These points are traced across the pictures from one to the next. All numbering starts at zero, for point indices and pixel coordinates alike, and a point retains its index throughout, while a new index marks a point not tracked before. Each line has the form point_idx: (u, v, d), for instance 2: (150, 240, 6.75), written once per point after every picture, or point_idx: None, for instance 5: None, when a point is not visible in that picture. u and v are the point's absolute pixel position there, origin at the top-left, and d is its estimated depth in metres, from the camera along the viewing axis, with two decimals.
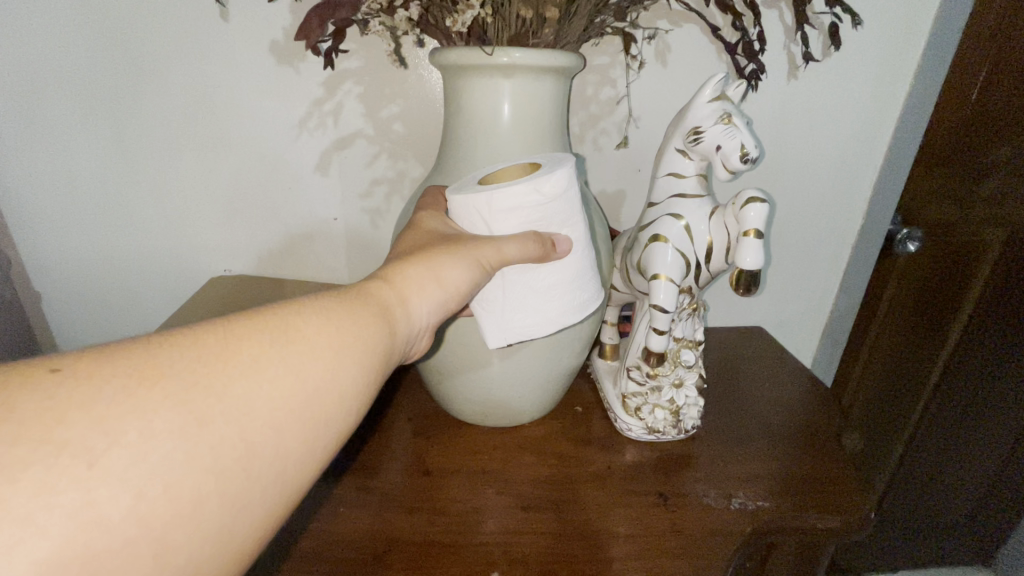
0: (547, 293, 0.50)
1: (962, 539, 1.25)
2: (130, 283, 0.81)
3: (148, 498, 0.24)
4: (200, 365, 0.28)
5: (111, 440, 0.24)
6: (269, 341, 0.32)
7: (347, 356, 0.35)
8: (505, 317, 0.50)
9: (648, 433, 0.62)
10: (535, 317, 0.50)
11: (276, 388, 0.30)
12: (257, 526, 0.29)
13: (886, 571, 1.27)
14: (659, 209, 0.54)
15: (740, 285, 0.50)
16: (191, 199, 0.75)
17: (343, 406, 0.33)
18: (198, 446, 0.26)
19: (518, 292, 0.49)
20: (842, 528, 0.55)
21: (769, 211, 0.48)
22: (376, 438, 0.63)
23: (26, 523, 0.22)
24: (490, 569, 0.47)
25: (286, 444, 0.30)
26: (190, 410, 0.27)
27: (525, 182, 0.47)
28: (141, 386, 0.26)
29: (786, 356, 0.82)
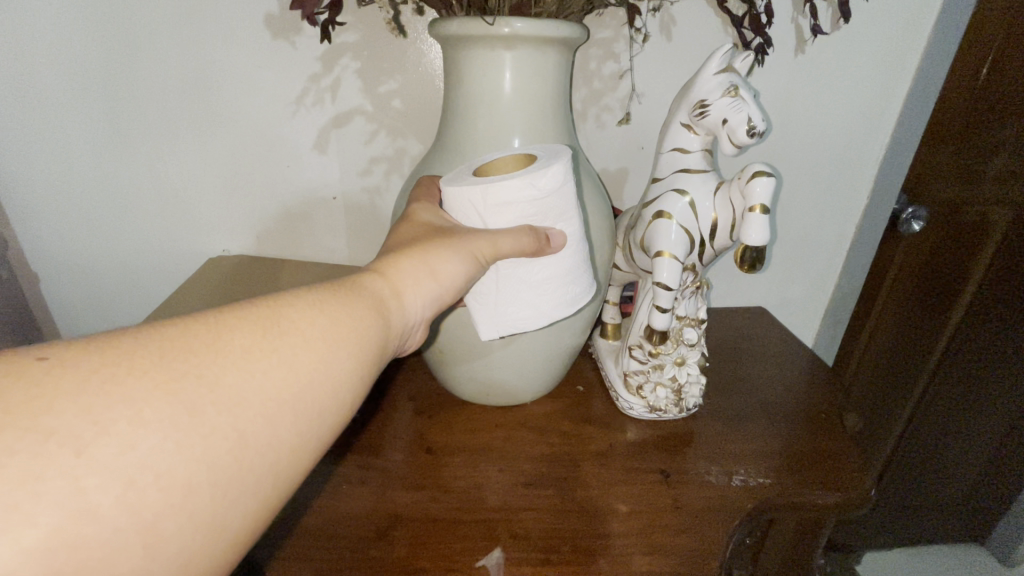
0: (540, 287, 0.50)
1: (958, 517, 1.27)
2: (128, 264, 0.80)
3: (138, 487, 0.24)
4: (190, 354, 0.28)
5: (100, 429, 0.24)
6: (262, 333, 0.31)
7: (341, 348, 0.34)
8: (498, 310, 0.51)
9: (649, 411, 0.62)
10: (528, 310, 0.51)
11: (269, 379, 0.29)
12: (256, 506, 0.28)
13: (882, 548, 1.29)
14: (664, 185, 0.53)
15: (744, 262, 0.49)
16: (188, 178, 0.74)
17: (337, 397, 0.33)
18: (189, 436, 0.26)
19: (511, 285, 0.50)
20: (842, 504, 0.55)
21: (776, 186, 0.47)
22: (378, 418, 0.63)
23: (15, 509, 0.21)
24: (493, 545, 0.48)
25: (279, 436, 0.29)
26: (180, 399, 0.26)
27: (520, 176, 0.46)
28: (131, 374, 0.26)
29: (787, 335, 0.81)
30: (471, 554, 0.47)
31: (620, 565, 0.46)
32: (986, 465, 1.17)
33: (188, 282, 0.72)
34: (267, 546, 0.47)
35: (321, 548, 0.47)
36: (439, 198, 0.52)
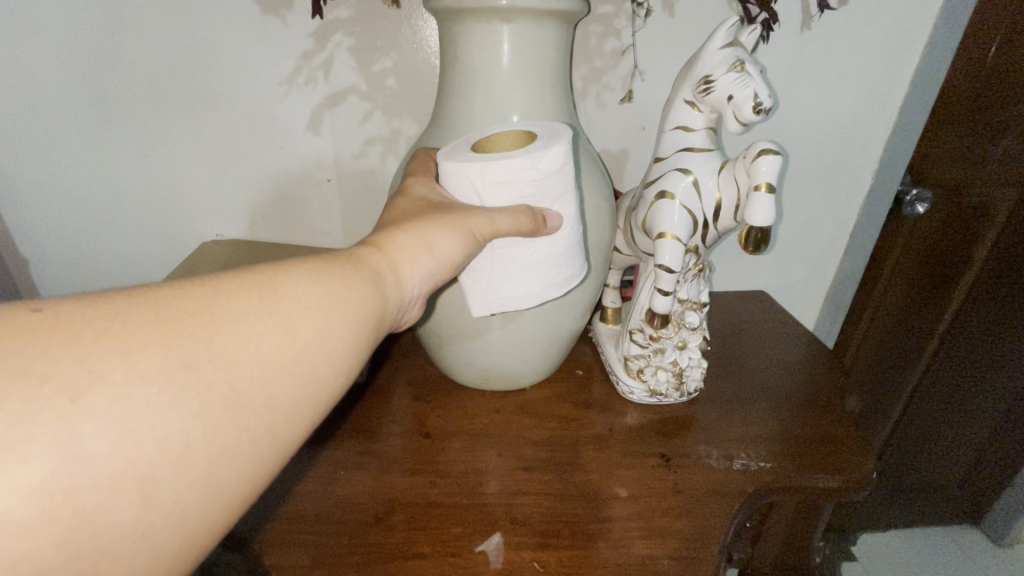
0: (534, 268, 0.49)
1: (951, 498, 1.28)
2: (120, 248, 0.78)
3: (135, 437, 0.23)
4: (187, 311, 0.27)
5: (95, 377, 0.23)
6: (259, 296, 0.30)
7: (339, 316, 0.33)
8: (490, 288, 0.50)
9: (649, 395, 0.62)
10: (520, 290, 0.50)
11: (265, 341, 0.29)
12: (252, 467, 0.28)
13: (878, 529, 1.30)
14: (667, 164, 0.52)
15: (749, 243, 0.48)
16: (179, 159, 0.72)
17: (333, 366, 0.32)
18: (185, 390, 0.25)
19: (505, 264, 0.49)
20: (843, 487, 0.55)
21: (782, 164, 0.46)
22: (375, 402, 0.62)
23: (8, 452, 0.21)
24: (493, 530, 0.47)
25: (275, 398, 0.29)
26: (177, 355, 0.25)
27: (520, 155, 0.45)
28: (129, 326, 0.25)
29: (788, 318, 0.81)
30: (470, 538, 0.46)
31: (620, 549, 0.46)
32: (981, 447, 1.17)
33: (180, 265, 0.71)
34: (264, 532, 0.47)
35: (319, 533, 0.47)
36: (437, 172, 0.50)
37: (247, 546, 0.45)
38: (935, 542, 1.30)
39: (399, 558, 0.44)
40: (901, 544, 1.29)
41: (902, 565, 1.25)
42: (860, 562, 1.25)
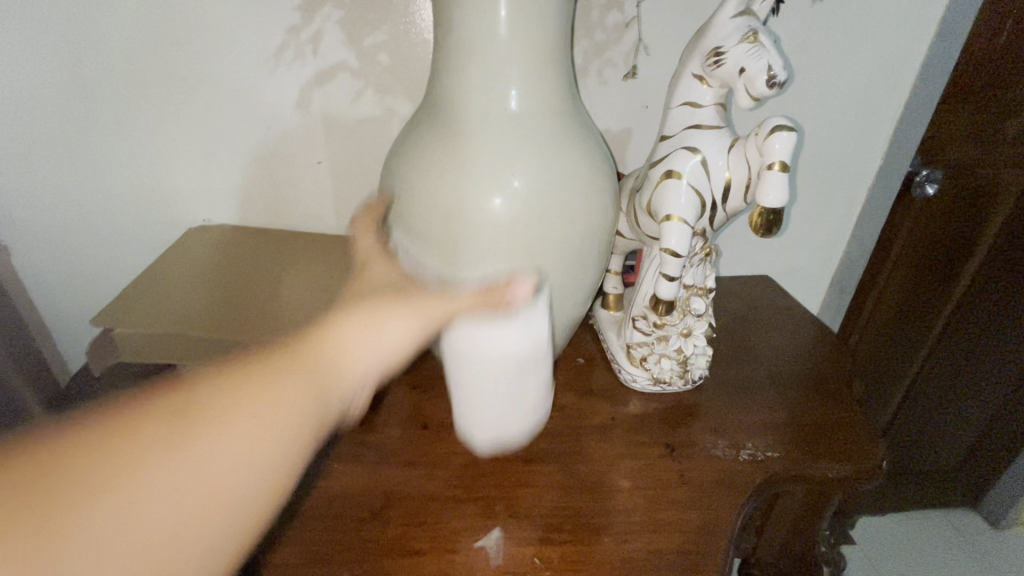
0: (508, 375, 0.45)
1: (951, 481, 1.27)
2: (97, 237, 0.73)
3: (85, 533, 0.23)
4: (131, 406, 0.27)
5: (39, 470, 0.23)
6: (211, 380, 0.30)
7: (300, 385, 0.32)
8: (465, 386, 0.46)
9: (653, 384, 0.60)
10: (497, 413, 0.47)
11: (217, 424, 0.28)
12: (232, 549, 0.26)
13: (878, 513, 1.30)
14: (673, 143, 0.50)
15: (760, 226, 0.46)
16: (162, 141, 0.68)
17: (304, 434, 0.31)
18: (136, 480, 0.24)
19: (473, 350, 0.44)
20: (853, 476, 0.53)
21: (797, 142, 0.43)
22: (371, 392, 0.60)
23: None
24: (493, 524, 0.46)
25: (241, 475, 0.27)
26: (120, 446, 0.25)
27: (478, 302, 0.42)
28: (73, 425, 0.25)
29: (794, 303, 0.79)
30: (470, 534, 0.45)
31: (625, 544, 0.45)
32: (982, 430, 1.17)
33: (167, 253, 0.68)
34: None
35: (313, 530, 0.45)
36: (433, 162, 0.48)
37: None
38: (934, 524, 1.30)
39: (397, 555, 0.43)
40: (901, 526, 1.29)
41: (902, 548, 1.25)
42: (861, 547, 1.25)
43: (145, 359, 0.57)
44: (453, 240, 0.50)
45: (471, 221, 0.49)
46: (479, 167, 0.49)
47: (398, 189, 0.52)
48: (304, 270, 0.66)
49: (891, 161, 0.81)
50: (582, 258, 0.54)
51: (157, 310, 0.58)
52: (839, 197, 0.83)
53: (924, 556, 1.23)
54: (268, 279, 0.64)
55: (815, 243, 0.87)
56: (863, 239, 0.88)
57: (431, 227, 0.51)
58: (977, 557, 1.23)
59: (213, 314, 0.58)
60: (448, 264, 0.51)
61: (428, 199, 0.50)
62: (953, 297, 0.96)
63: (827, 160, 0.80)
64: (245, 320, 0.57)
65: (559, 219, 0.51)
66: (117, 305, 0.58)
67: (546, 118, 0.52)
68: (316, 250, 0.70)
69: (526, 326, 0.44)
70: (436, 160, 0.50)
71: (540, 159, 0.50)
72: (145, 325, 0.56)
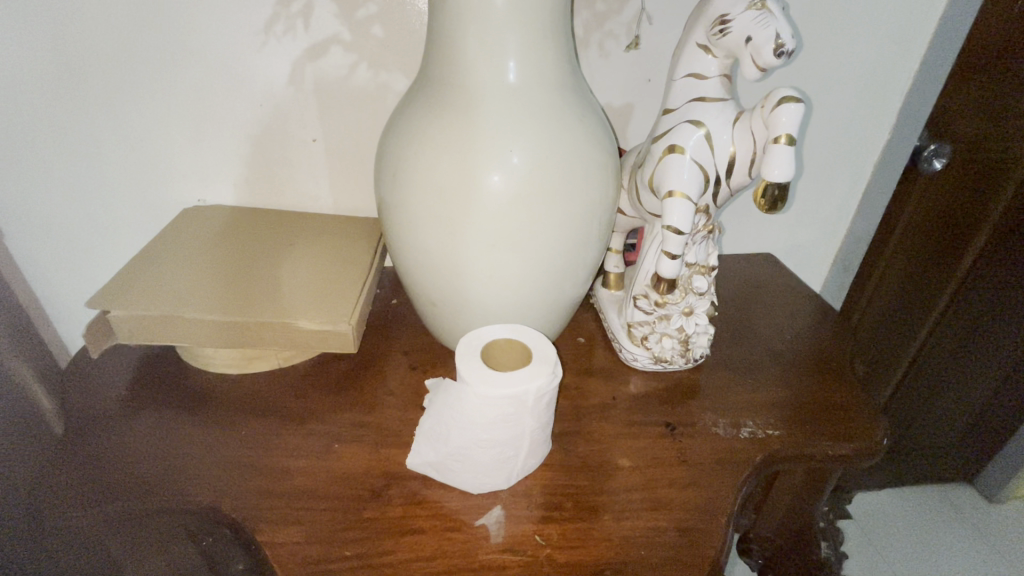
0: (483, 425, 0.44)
1: (948, 456, 1.28)
2: (91, 219, 0.72)
3: None
4: None
5: None
6: None
7: None
8: (450, 449, 0.45)
9: (654, 363, 0.59)
10: (489, 459, 0.45)
11: None
12: None
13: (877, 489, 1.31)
14: (676, 116, 0.48)
15: (765, 202, 0.44)
16: (152, 120, 0.67)
17: None
18: None
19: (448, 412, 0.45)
20: (854, 455, 0.53)
21: (805, 113, 0.42)
22: (370, 372, 0.60)
23: None
24: (493, 503, 0.46)
25: None
26: None
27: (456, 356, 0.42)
28: None
29: (797, 281, 0.78)
30: (470, 512, 0.45)
31: (624, 522, 0.45)
32: (981, 406, 1.17)
33: (164, 234, 0.67)
34: (258, 510, 0.45)
35: (314, 509, 0.45)
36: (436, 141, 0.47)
37: (241, 527, 0.44)
38: (930, 498, 1.31)
39: (396, 534, 0.43)
40: (898, 500, 1.30)
41: (898, 521, 1.26)
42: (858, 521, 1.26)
43: (139, 339, 0.55)
44: (451, 219, 0.49)
45: (469, 198, 0.48)
46: (477, 143, 0.48)
47: (394, 165, 0.51)
48: (303, 252, 0.65)
49: (898, 135, 0.80)
50: (582, 238, 0.53)
51: (153, 291, 0.57)
52: (845, 172, 0.81)
53: (920, 530, 1.24)
54: (266, 260, 0.63)
55: (820, 219, 0.86)
56: (867, 215, 0.87)
57: (428, 205, 0.49)
58: (972, 530, 1.24)
59: (211, 296, 0.57)
60: (448, 243, 0.51)
61: (424, 175, 0.49)
62: (957, 276, 0.94)
63: (833, 134, 0.78)
64: (243, 301, 0.56)
65: (559, 196, 0.50)
66: (112, 286, 0.57)
67: (545, 91, 0.50)
68: (314, 231, 0.70)
69: (538, 393, 0.43)
70: (432, 135, 0.49)
71: (540, 133, 0.49)
72: (140, 307, 0.54)
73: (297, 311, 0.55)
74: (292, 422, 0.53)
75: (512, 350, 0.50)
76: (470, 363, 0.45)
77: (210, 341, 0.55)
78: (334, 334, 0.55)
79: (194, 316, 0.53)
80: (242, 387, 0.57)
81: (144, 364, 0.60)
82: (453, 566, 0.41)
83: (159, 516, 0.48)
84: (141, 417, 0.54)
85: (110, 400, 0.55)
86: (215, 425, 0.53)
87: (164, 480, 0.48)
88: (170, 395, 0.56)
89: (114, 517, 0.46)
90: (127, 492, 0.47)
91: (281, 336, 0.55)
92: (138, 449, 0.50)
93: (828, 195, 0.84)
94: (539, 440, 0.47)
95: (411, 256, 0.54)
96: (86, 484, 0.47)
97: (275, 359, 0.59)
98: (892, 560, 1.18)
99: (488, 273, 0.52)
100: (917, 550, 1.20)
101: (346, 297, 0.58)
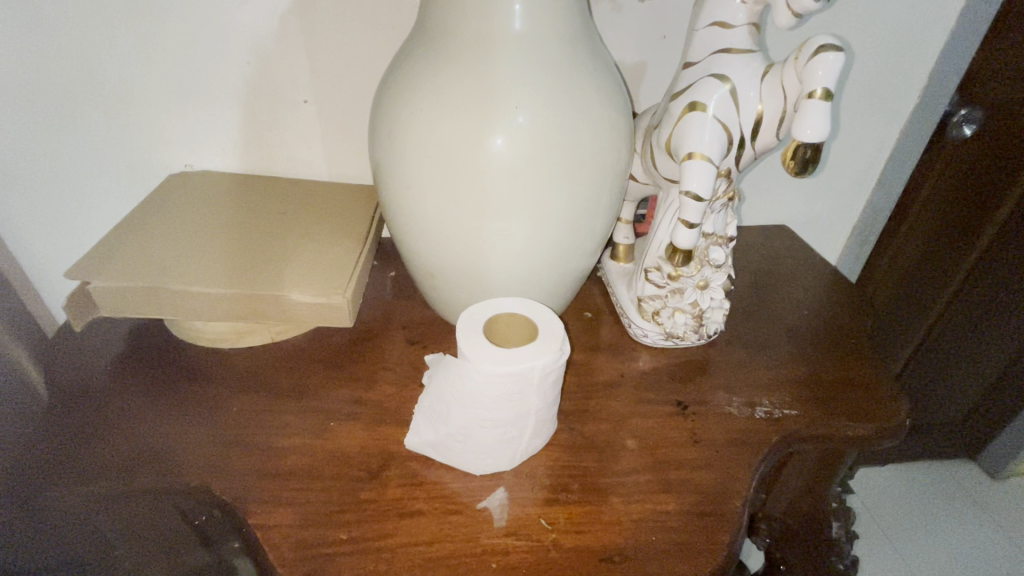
0: (486, 405, 0.41)
1: (948, 433, 1.26)
2: (72, 186, 0.68)
3: None
4: None
5: None
6: None
7: None
8: (451, 429, 0.42)
9: (665, 339, 0.57)
10: (492, 440, 0.42)
11: None
12: None
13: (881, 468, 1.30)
14: (698, 70, 0.44)
15: (794, 164, 0.40)
16: (131, 77, 0.62)
17: None
18: None
19: (450, 393, 0.42)
20: (875, 436, 0.51)
21: (843, 66, 0.38)
22: (366, 348, 0.57)
23: None
24: (495, 485, 0.44)
25: None
26: None
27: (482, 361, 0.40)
28: None
29: (813, 254, 0.74)
30: (472, 494, 0.43)
31: (634, 505, 0.43)
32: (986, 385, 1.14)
33: (149, 200, 0.63)
34: (249, 491, 0.43)
35: (308, 490, 0.43)
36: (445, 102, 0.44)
37: (232, 509, 0.42)
38: (931, 477, 1.29)
39: (394, 516, 0.41)
40: (898, 482, 1.28)
41: (898, 503, 1.24)
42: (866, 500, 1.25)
43: (123, 312, 0.52)
44: (450, 184, 0.46)
45: (470, 161, 0.45)
46: (479, 99, 0.44)
47: (389, 124, 0.47)
48: (295, 222, 0.62)
49: (928, 98, 0.75)
50: (592, 205, 0.49)
51: (136, 262, 0.53)
52: (870, 139, 0.77)
53: (920, 510, 1.22)
54: (257, 230, 0.60)
55: (840, 189, 0.81)
56: (889, 185, 0.82)
57: (426, 169, 0.46)
58: (973, 508, 1.23)
59: (198, 266, 0.53)
60: (450, 211, 0.47)
61: (422, 135, 0.45)
62: (973, 252, 0.93)
63: (860, 97, 0.73)
64: (232, 272, 0.53)
65: (568, 160, 0.46)
66: (92, 256, 0.53)
67: (554, 43, 0.46)
68: (307, 200, 0.66)
69: (544, 370, 0.41)
70: (430, 91, 0.45)
71: (550, 90, 0.45)
72: (122, 277, 0.51)
73: (288, 283, 0.52)
74: (285, 399, 0.51)
75: (516, 325, 0.47)
76: (472, 339, 0.42)
77: (198, 314, 0.52)
78: (328, 307, 0.52)
79: (179, 287, 0.50)
80: (233, 362, 0.55)
81: (130, 338, 0.57)
82: (454, 550, 0.39)
83: (147, 495, 0.45)
84: (128, 392, 0.51)
85: (95, 374, 0.53)
86: (205, 401, 0.50)
87: (152, 458, 0.45)
88: (158, 370, 0.54)
89: (100, 497, 0.44)
90: (112, 471, 0.44)
91: (272, 310, 0.52)
92: (125, 426, 0.48)
93: (850, 164, 0.79)
94: (545, 420, 0.44)
95: (408, 225, 0.50)
96: (67, 461, 0.45)
97: (267, 333, 0.56)
98: (892, 542, 1.16)
99: (492, 243, 0.49)
100: (924, 530, 1.19)
101: (341, 268, 0.55)
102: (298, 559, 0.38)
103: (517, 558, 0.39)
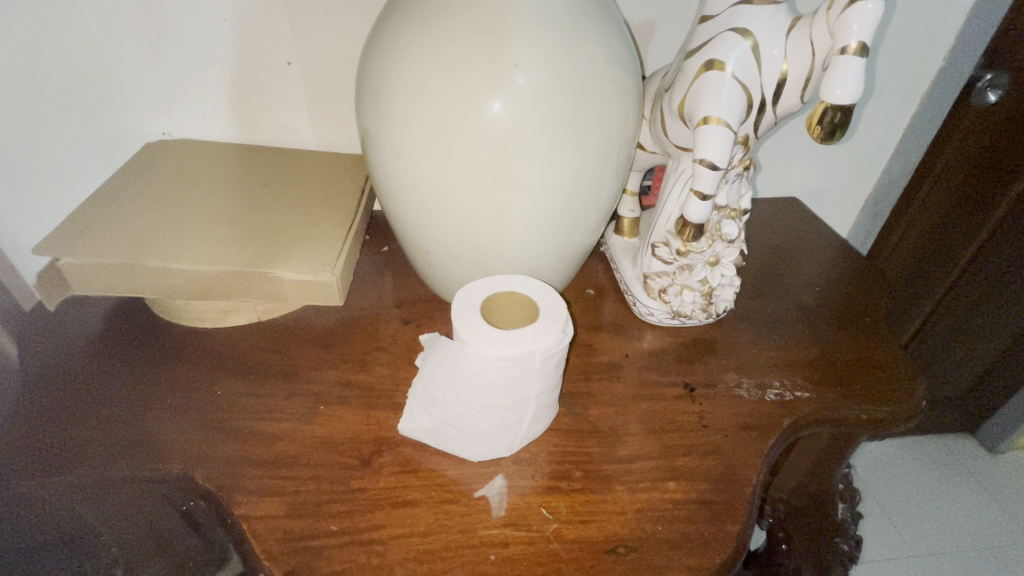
0: (484, 389, 0.38)
1: (944, 413, 1.22)
2: (32, 161, 0.62)
3: None
4: None
5: None
6: None
7: None
8: (446, 413, 0.40)
9: (671, 317, 0.54)
10: (490, 423, 0.40)
11: None
12: None
13: (894, 453, 1.24)
14: (716, 25, 0.40)
15: (821, 130, 0.38)
16: (96, 34, 0.57)
17: None
18: None
19: (444, 376, 0.39)
20: (888, 420, 0.49)
21: (881, 18, 0.35)
22: (357, 328, 0.54)
23: None
24: (494, 473, 0.42)
25: None
26: None
27: (471, 344, 0.37)
28: None
29: (825, 227, 0.70)
30: (469, 483, 0.41)
31: (640, 494, 0.41)
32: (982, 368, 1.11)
33: (123, 170, 0.59)
34: (234, 480, 0.41)
35: (297, 479, 0.41)
36: (442, 61, 0.40)
37: (217, 497, 0.40)
38: (940, 464, 1.22)
39: (387, 506, 0.39)
40: (903, 472, 1.21)
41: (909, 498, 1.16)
42: (881, 487, 1.17)
43: (98, 291, 0.49)
44: (446, 151, 0.42)
45: (466, 126, 0.41)
46: (476, 56, 0.40)
47: (378, 84, 0.43)
48: (280, 195, 0.58)
49: (955, 60, 0.70)
50: (596, 176, 0.45)
51: (111, 237, 0.50)
52: (890, 107, 0.73)
53: (928, 502, 1.15)
54: (240, 203, 0.56)
55: (855, 161, 0.77)
56: (907, 153, 0.78)
57: (419, 134, 0.42)
58: (983, 495, 1.17)
59: (177, 242, 0.50)
60: (446, 182, 0.43)
61: (415, 97, 0.41)
62: (986, 227, 0.91)
63: (884, 62, 0.69)
64: (216, 247, 0.50)
65: (572, 125, 0.42)
66: (62, 231, 0.50)
67: None
68: (291, 170, 0.62)
69: (546, 354, 0.38)
70: (424, 47, 0.41)
71: (555, 46, 0.41)
72: (96, 254, 0.47)
73: (275, 259, 0.49)
74: (272, 382, 0.48)
75: (516, 304, 0.44)
76: (469, 321, 0.39)
77: (179, 292, 0.49)
78: (316, 285, 0.49)
79: (156, 264, 0.47)
80: (218, 342, 0.52)
81: (110, 318, 0.54)
82: (450, 542, 0.37)
83: (126, 483, 0.43)
84: (106, 376, 0.48)
85: (70, 357, 0.50)
86: (190, 384, 0.48)
87: (130, 445, 0.43)
88: (138, 351, 0.51)
89: (75, 487, 0.41)
90: (89, 459, 0.42)
91: (257, 288, 0.49)
92: (102, 413, 0.45)
93: (867, 133, 0.75)
94: (545, 405, 0.42)
95: (399, 195, 0.46)
96: (37, 452, 0.42)
97: (252, 311, 0.53)
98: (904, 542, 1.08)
99: (489, 218, 0.45)
100: (938, 520, 1.12)
101: (330, 243, 0.51)
102: (284, 551, 0.36)
103: (515, 550, 0.37)
